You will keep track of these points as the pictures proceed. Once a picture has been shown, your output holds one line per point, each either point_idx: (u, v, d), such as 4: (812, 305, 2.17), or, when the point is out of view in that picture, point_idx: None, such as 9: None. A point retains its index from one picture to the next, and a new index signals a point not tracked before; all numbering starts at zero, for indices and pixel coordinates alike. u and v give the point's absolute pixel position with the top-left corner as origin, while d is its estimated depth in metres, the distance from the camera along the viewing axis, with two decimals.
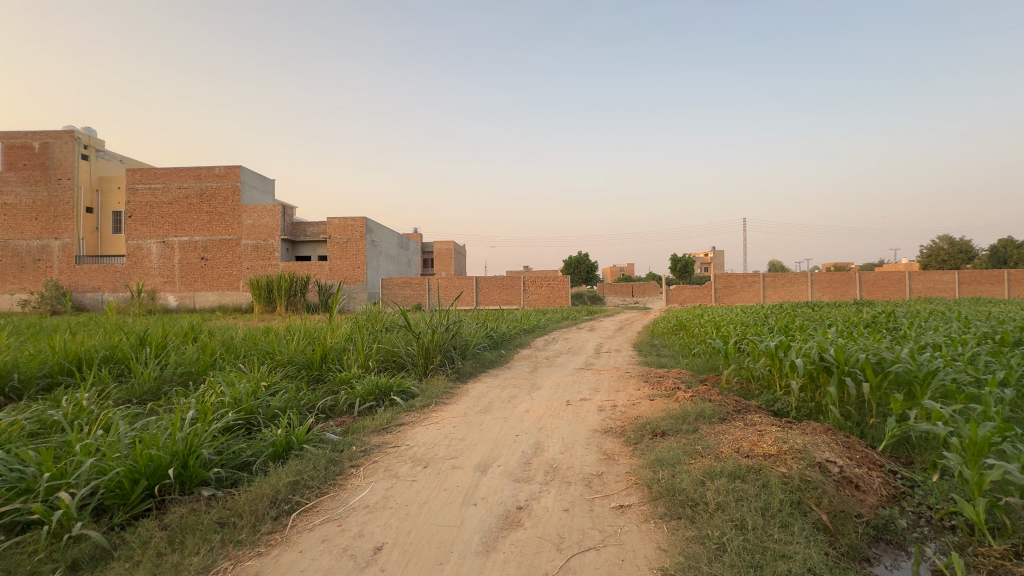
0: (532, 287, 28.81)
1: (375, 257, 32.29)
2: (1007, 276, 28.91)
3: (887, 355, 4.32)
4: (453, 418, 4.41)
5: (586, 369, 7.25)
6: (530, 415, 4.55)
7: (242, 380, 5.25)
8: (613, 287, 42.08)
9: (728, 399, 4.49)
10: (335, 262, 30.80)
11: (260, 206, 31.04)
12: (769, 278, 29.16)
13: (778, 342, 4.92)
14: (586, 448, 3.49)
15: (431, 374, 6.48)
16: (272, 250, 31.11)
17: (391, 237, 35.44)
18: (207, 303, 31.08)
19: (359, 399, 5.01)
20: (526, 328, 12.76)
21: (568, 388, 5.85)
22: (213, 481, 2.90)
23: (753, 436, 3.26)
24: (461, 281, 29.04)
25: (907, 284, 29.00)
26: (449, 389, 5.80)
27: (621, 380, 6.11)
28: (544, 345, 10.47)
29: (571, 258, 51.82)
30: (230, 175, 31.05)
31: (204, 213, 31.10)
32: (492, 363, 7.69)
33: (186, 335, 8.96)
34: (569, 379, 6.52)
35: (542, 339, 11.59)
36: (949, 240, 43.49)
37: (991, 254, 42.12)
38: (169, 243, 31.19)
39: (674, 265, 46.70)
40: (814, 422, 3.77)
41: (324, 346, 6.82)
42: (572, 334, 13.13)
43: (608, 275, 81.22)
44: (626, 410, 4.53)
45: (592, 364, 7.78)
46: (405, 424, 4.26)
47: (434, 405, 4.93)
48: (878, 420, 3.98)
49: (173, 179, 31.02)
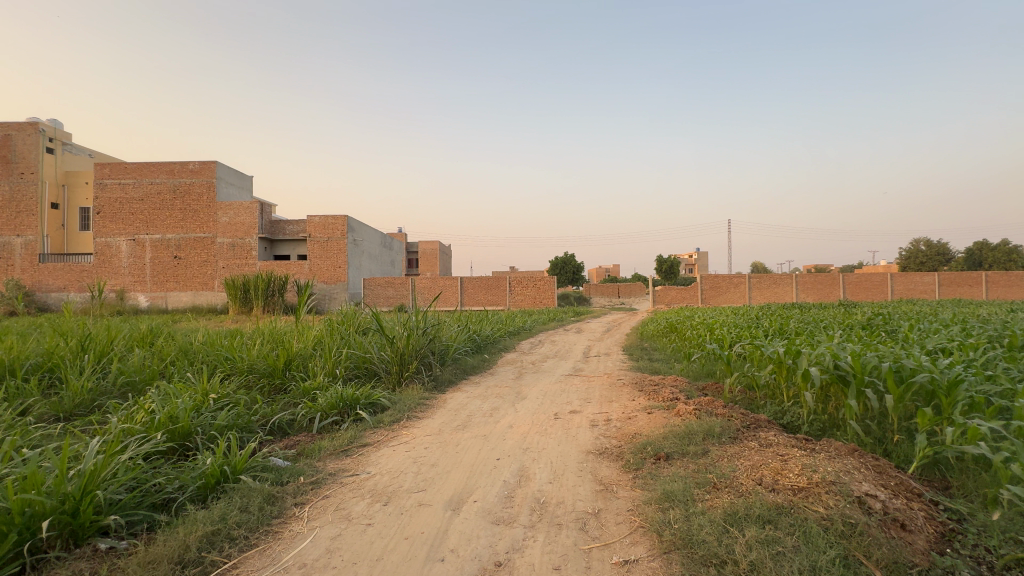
0: (518, 287, 28.31)
1: (356, 257, 31.45)
2: (985, 277, 29.33)
3: (908, 363, 3.90)
4: (426, 437, 3.85)
5: (574, 376, 6.74)
6: (513, 431, 4.02)
7: (187, 393, 4.62)
8: (600, 288, 41.83)
9: (734, 411, 4.05)
10: (315, 261, 29.88)
11: (236, 203, 29.96)
12: (755, 279, 29.14)
13: (786, 348, 4.49)
14: (579, 476, 2.97)
15: (406, 382, 5.92)
16: (249, 249, 30.07)
17: (374, 237, 34.63)
18: (180, 304, 29.90)
19: (321, 413, 4.43)
20: (511, 330, 12.22)
21: (556, 398, 5.33)
22: (110, 530, 2.31)
23: (775, 463, 2.79)
24: (446, 281, 28.41)
25: (889, 286, 29.24)
26: (424, 400, 5.23)
27: (614, 388, 5.61)
28: (530, 349, 9.95)
29: (558, 259, 51.47)
30: (205, 170, 29.92)
31: (177, 209, 29.92)
32: (474, 369, 7.16)
33: (142, 339, 8.22)
34: (557, 387, 6.01)
35: (528, 342, 11.04)
36: (927, 243, 44.24)
37: (967, 257, 42.98)
38: (140, 241, 29.92)
39: (660, 265, 46.72)
40: (838, 443, 3.32)
41: (288, 351, 6.20)
42: (559, 337, 12.66)
43: (595, 276, 81.28)
44: (621, 426, 4.03)
45: (582, 369, 7.29)
46: (369, 445, 3.69)
47: (405, 420, 4.36)
48: (903, 437, 3.56)
49: (145, 174, 29.74)
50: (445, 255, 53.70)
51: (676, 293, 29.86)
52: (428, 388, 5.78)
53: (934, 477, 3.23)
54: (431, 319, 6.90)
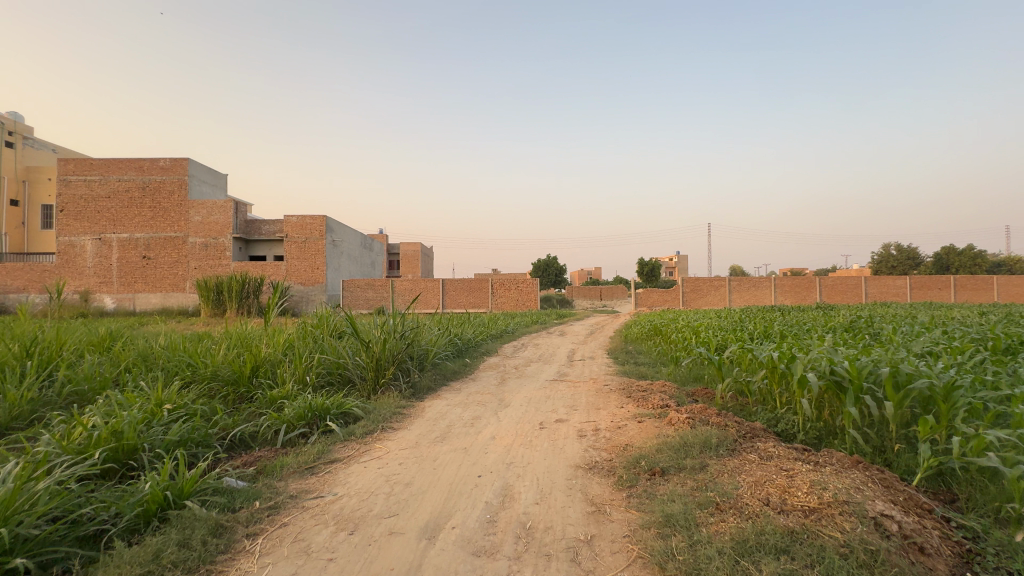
0: (500, 289, 28.02)
1: (335, 258, 30.75)
2: (954, 281, 30.21)
3: (906, 368, 3.76)
4: (400, 451, 3.55)
5: (559, 381, 6.48)
6: (496, 444, 3.74)
7: (137, 403, 4.22)
8: (582, 291, 41.81)
9: (729, 420, 3.85)
10: (292, 262, 29.09)
11: (209, 202, 28.99)
12: (735, 282, 29.44)
13: (779, 353, 4.32)
14: (568, 495, 2.70)
15: (382, 389, 5.59)
16: (222, 249, 29.12)
17: (353, 237, 33.94)
18: (149, 306, 28.73)
19: (287, 426, 4.08)
20: (494, 333, 11.93)
21: (541, 406, 5.07)
22: (20, 574, 1.95)
23: (780, 479, 2.57)
24: (427, 283, 27.96)
25: (863, 289, 29.88)
26: (400, 409, 4.91)
27: (601, 395, 5.36)
28: (513, 353, 9.67)
29: (540, 261, 51.39)
30: (176, 167, 28.87)
31: (147, 208, 28.79)
32: (455, 374, 6.85)
33: (98, 343, 7.68)
34: (541, 393, 5.75)
35: (511, 345, 10.75)
36: (898, 248, 45.48)
37: (936, 261, 44.34)
38: (107, 241, 28.69)
39: (641, 268, 47.02)
40: (839, 453, 3.15)
41: (255, 356, 5.80)
42: (542, 340, 12.43)
43: (577, 279, 81.59)
44: (611, 436, 3.78)
45: (567, 374, 7.04)
46: (337, 461, 3.37)
47: (379, 432, 4.04)
48: (904, 446, 3.41)
49: (112, 170, 28.56)
50: (427, 256, 53.09)
51: (657, 296, 29.98)
52: (405, 396, 5.45)
53: (939, 489, 3.07)
54: (409, 322, 6.57)
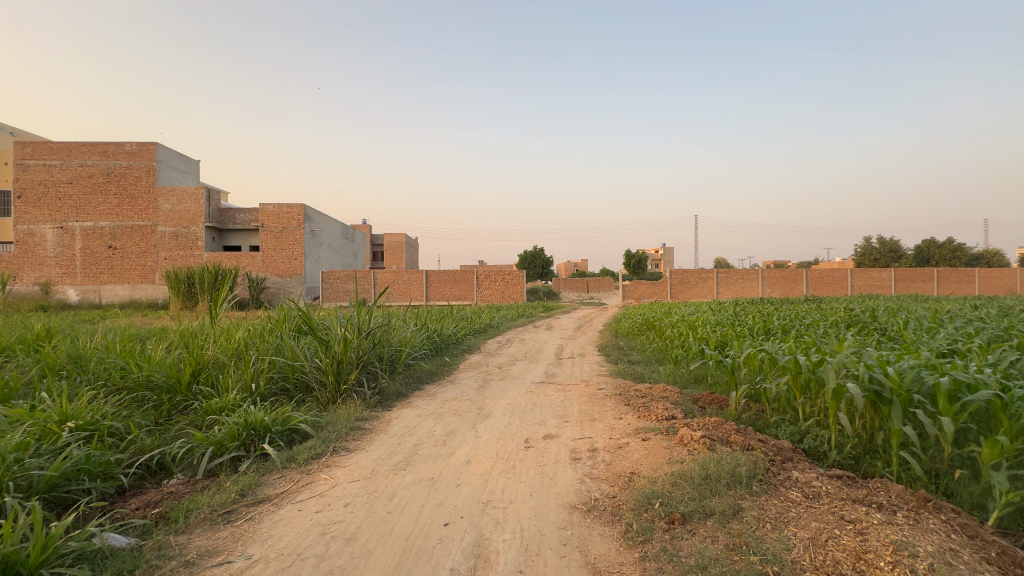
0: (485, 281, 27.28)
1: (314, 248, 29.61)
2: (937, 274, 30.36)
3: (957, 375, 3.19)
4: (350, 485, 2.82)
5: (548, 384, 5.78)
6: (473, 472, 3.03)
7: (27, 420, 3.40)
8: (569, 283, 41.20)
9: (752, 439, 3.22)
10: (268, 253, 27.89)
11: (179, 189, 27.56)
12: (723, 274, 29.12)
13: (806, 357, 3.72)
14: (562, 559, 2.01)
15: (344, 398, 4.83)
16: (194, 238, 27.77)
17: (334, 227, 32.79)
18: (115, 298, 27.32)
19: (217, 449, 3.33)
20: (477, 328, 11.22)
21: (527, 416, 4.38)
22: None
23: (848, 538, 1.91)
24: (410, 275, 27.05)
25: (849, 281, 29.85)
26: (360, 422, 4.17)
27: (597, 403, 4.67)
28: (497, 349, 8.98)
29: (527, 252, 50.71)
30: (143, 152, 27.29)
31: (112, 195, 27.26)
32: (431, 376, 6.13)
33: (25, 343, 6.76)
34: (527, 399, 5.07)
35: (495, 341, 10.03)
36: (880, 240, 45.83)
37: (916, 254, 44.81)
38: (69, 229, 27.14)
39: (628, 260, 46.58)
40: (897, 486, 2.54)
41: (196, 358, 5.00)
42: (529, 334, 11.78)
43: (564, 270, 81.18)
44: (613, 460, 3.10)
45: (556, 376, 6.35)
46: (267, 502, 2.63)
47: (330, 455, 3.31)
48: (965, 473, 2.83)
49: (74, 154, 26.94)
50: (411, 247, 51.96)
51: (646, 288, 29.52)
52: (370, 406, 4.70)
53: (1019, 528, 2.47)
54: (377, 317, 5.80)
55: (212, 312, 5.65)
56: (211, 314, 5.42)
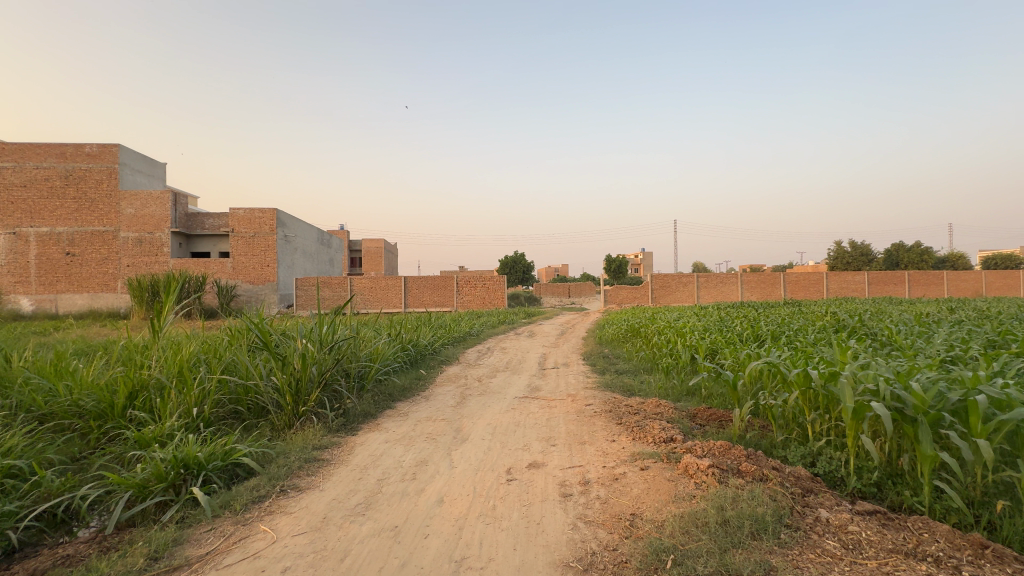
0: (466, 287, 26.74)
1: (288, 254, 28.61)
2: (908, 277, 31.08)
3: (987, 389, 2.87)
4: (292, 540, 2.31)
5: (531, 400, 5.32)
6: (446, 517, 2.54)
7: None
8: (550, 288, 40.90)
9: (765, 467, 2.83)
10: (239, 259, 26.80)
11: (143, 193, 26.29)
12: (703, 278, 29.20)
13: (817, 371, 3.37)
14: None
15: (302, 421, 4.29)
16: (159, 244, 26.50)
17: (309, 232, 31.81)
18: (73, 307, 25.84)
19: (138, 493, 2.79)
20: (456, 336, 10.72)
21: (509, 439, 3.91)
22: None
23: None
24: (388, 281, 26.32)
25: (825, 285, 30.29)
26: (317, 450, 3.64)
27: (586, 422, 4.23)
28: (477, 359, 8.50)
29: (507, 258, 50.34)
30: (104, 154, 26.00)
31: (70, 198, 25.85)
32: (403, 392, 5.62)
33: None
34: (510, 418, 4.60)
35: (475, 350, 9.55)
36: (852, 245, 46.92)
37: (886, 258, 46.02)
38: (23, 235, 25.60)
39: (609, 265, 46.57)
40: (943, 527, 2.17)
41: (131, 379, 4.39)
42: (510, 342, 11.34)
43: (545, 275, 81.10)
44: (609, 497, 2.66)
45: (541, 389, 5.89)
46: (185, 568, 2.11)
47: (275, 498, 2.79)
48: (1008, 505, 2.49)
49: (28, 156, 25.43)
50: (390, 253, 51.02)
51: (627, 293, 29.40)
52: (332, 429, 4.17)
53: None
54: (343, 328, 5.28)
55: (154, 326, 5.04)
56: (152, 324, 4.81)
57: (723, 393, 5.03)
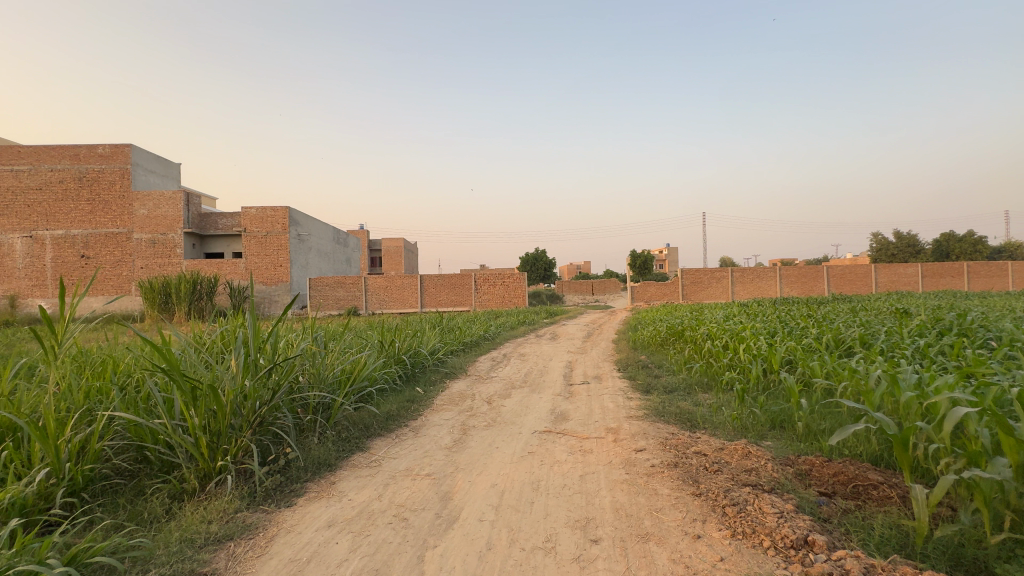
0: (484, 285, 25.39)
1: (302, 253, 27.79)
2: (968, 269, 28.26)
3: None
4: None
5: (559, 438, 3.84)
6: None
7: None
8: (573, 286, 39.14)
9: None
10: (252, 259, 26.05)
11: (155, 193, 25.76)
12: (738, 273, 27.13)
13: None
14: None
15: (217, 483, 2.91)
16: (172, 245, 25.92)
17: (324, 231, 31.00)
18: (88, 311, 25.52)
19: None
20: (467, 341, 9.32)
21: (521, 525, 2.43)
22: None
23: None
24: (403, 280, 25.18)
25: (874, 278, 27.79)
26: (209, 548, 2.24)
27: (643, 489, 2.74)
28: (489, 371, 7.07)
29: (528, 255, 48.89)
30: (117, 154, 25.61)
31: (84, 200, 25.52)
32: (384, 424, 4.24)
33: None
34: (525, 475, 3.11)
35: (488, 359, 8.09)
36: (897, 234, 43.67)
37: (936, 249, 42.60)
38: (39, 238, 25.39)
39: (633, 262, 44.56)
40: None
41: None
42: (530, 347, 9.88)
43: (566, 273, 79.51)
44: None
45: (569, 419, 4.38)
46: None
47: None
48: None
49: (43, 159, 25.22)
50: (409, 252, 50.09)
51: (655, 289, 27.57)
52: (255, 499, 2.76)
53: None
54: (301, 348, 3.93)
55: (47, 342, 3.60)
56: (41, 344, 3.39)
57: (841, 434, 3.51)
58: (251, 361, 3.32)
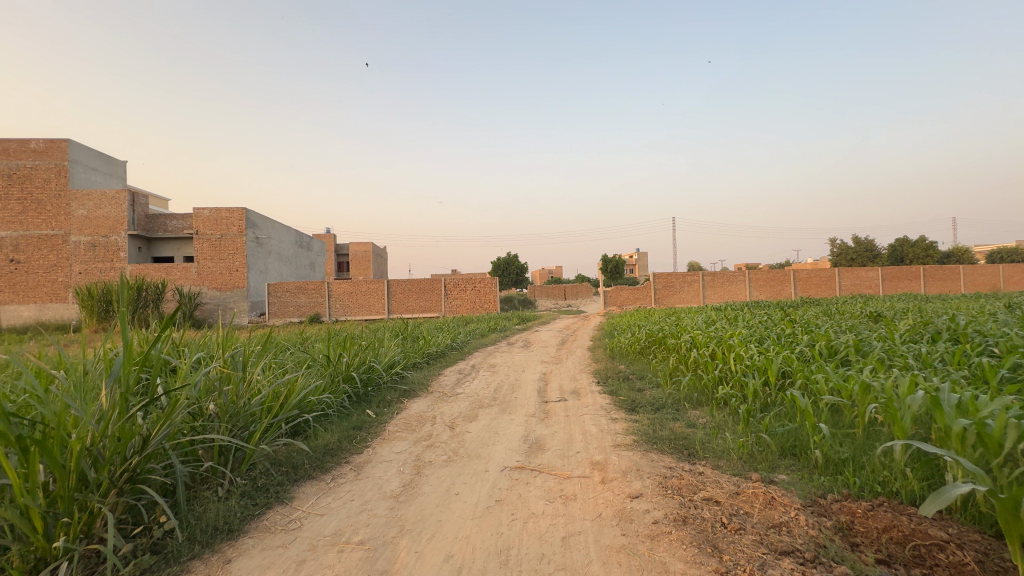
0: (454, 290, 24.53)
1: (261, 257, 26.21)
2: (924, 272, 29.27)
3: None
4: None
5: (535, 478, 3.12)
6: None
7: None
8: (545, 290, 38.61)
9: None
10: (204, 263, 24.32)
11: (96, 192, 23.76)
12: (708, 277, 27.18)
13: None
14: None
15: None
16: (115, 248, 23.94)
17: (285, 234, 29.44)
18: (18, 320, 23.25)
19: None
20: (432, 353, 8.45)
21: None
22: None
23: None
24: (369, 286, 24.04)
25: (837, 282, 28.39)
26: None
27: (648, 562, 2.05)
28: (454, 387, 6.27)
29: (499, 260, 48.21)
30: (52, 150, 23.53)
31: (15, 200, 23.31)
32: (317, 465, 3.41)
33: None
34: (490, 541, 2.34)
35: (454, 372, 7.29)
36: (855, 240, 45.20)
37: (891, 253, 44.24)
38: None
39: (605, 267, 44.46)
40: None
41: None
42: (500, 357, 9.14)
43: (538, 278, 79.35)
44: None
45: (546, 450, 3.67)
46: None
47: None
48: None
49: None
50: (378, 257, 48.67)
51: (628, 293, 27.35)
52: None
53: None
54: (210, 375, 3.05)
55: None
56: None
57: (879, 478, 2.90)
58: (127, 396, 2.42)
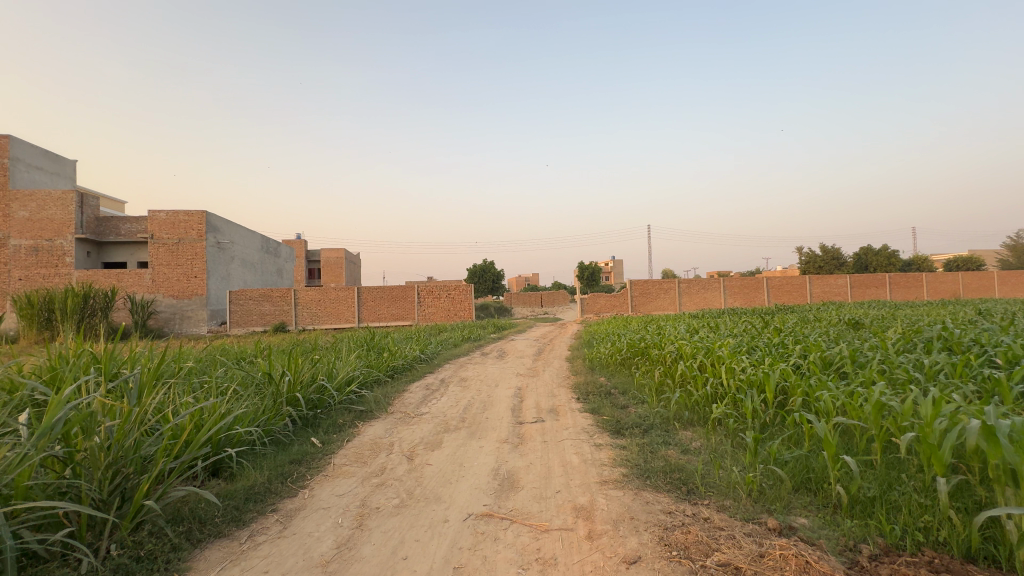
0: (428, 298, 23.69)
1: (222, 263, 24.84)
2: (890, 280, 29.98)
3: None
4: None
5: (506, 531, 2.50)
6: None
7: None
8: (521, 298, 38.05)
9: None
10: (160, 269, 22.84)
11: (40, 192, 22.12)
12: (684, 284, 27.12)
13: None
14: None
15: None
16: (60, 253, 22.25)
17: (249, 239, 28.07)
18: None
19: None
20: (397, 367, 7.72)
21: None
22: None
23: None
24: (338, 293, 23.04)
25: (808, 289, 28.79)
26: None
27: None
28: (419, 406, 5.58)
29: (475, 267, 47.45)
30: None
31: None
32: (231, 518, 2.70)
33: None
34: None
35: (421, 388, 6.63)
36: (823, 248, 46.28)
37: (856, 261, 45.45)
38: None
39: (582, 274, 44.24)
40: None
41: None
42: (473, 369, 8.50)
43: (515, 285, 78.97)
44: None
45: (520, 488, 3.07)
46: None
47: None
48: None
49: None
50: (350, 263, 47.28)
51: (605, 300, 27.04)
52: None
53: None
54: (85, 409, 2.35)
55: None
56: None
57: (922, 524, 2.40)
58: None
